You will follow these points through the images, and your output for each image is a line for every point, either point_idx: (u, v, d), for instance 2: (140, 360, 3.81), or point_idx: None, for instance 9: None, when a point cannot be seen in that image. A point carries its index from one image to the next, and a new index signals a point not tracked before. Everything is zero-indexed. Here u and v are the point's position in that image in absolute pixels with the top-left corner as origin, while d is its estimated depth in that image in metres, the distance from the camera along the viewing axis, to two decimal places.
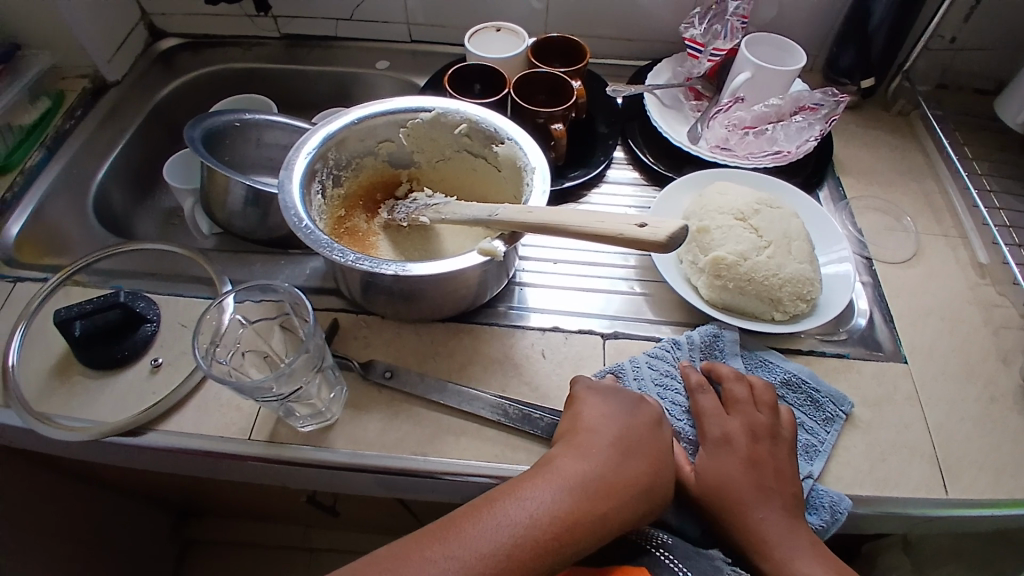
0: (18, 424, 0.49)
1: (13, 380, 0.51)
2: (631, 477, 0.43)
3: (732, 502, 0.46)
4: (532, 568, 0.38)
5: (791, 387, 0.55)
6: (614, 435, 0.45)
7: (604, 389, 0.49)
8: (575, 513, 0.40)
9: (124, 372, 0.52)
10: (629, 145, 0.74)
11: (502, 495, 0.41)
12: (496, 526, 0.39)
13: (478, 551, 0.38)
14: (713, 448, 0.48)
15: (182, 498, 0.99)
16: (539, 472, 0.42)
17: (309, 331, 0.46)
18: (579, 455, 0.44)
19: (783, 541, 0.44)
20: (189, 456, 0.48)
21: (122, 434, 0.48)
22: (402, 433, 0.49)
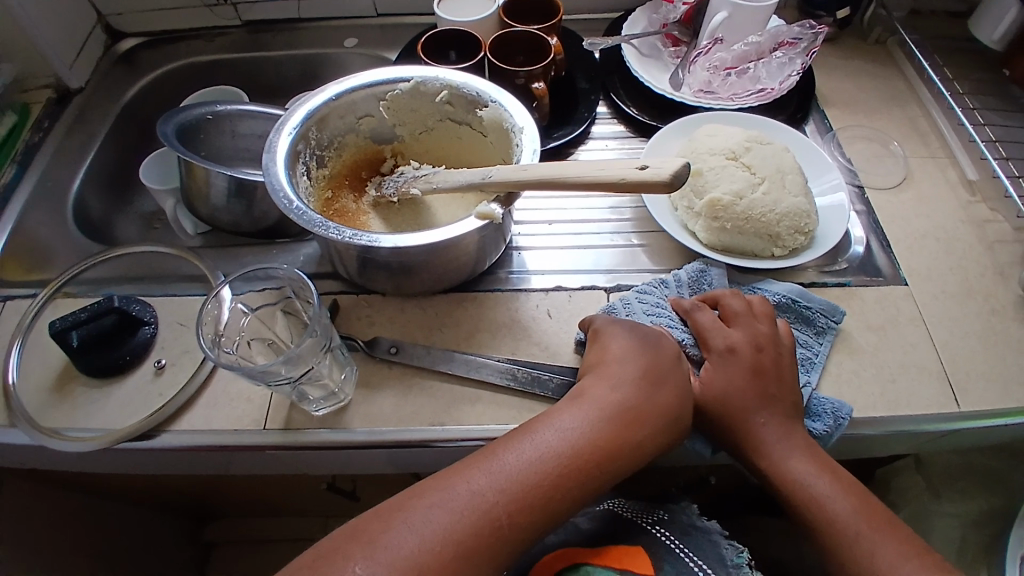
0: (26, 441, 0.48)
1: (15, 397, 0.50)
2: (656, 403, 0.45)
3: (733, 411, 0.48)
4: (569, 491, 0.41)
5: (785, 311, 0.55)
6: (639, 364, 0.47)
7: (614, 324, 0.50)
8: (607, 437, 0.43)
9: (128, 376, 0.51)
10: (611, 98, 0.73)
11: (535, 425, 0.44)
12: (531, 455, 0.42)
13: (515, 476, 0.41)
14: (716, 361, 0.49)
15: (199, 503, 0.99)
16: (569, 404, 0.45)
17: (314, 312, 0.45)
18: (610, 384, 0.46)
19: (779, 445, 0.46)
20: (206, 453, 0.48)
21: (135, 439, 0.47)
22: (417, 406, 0.49)
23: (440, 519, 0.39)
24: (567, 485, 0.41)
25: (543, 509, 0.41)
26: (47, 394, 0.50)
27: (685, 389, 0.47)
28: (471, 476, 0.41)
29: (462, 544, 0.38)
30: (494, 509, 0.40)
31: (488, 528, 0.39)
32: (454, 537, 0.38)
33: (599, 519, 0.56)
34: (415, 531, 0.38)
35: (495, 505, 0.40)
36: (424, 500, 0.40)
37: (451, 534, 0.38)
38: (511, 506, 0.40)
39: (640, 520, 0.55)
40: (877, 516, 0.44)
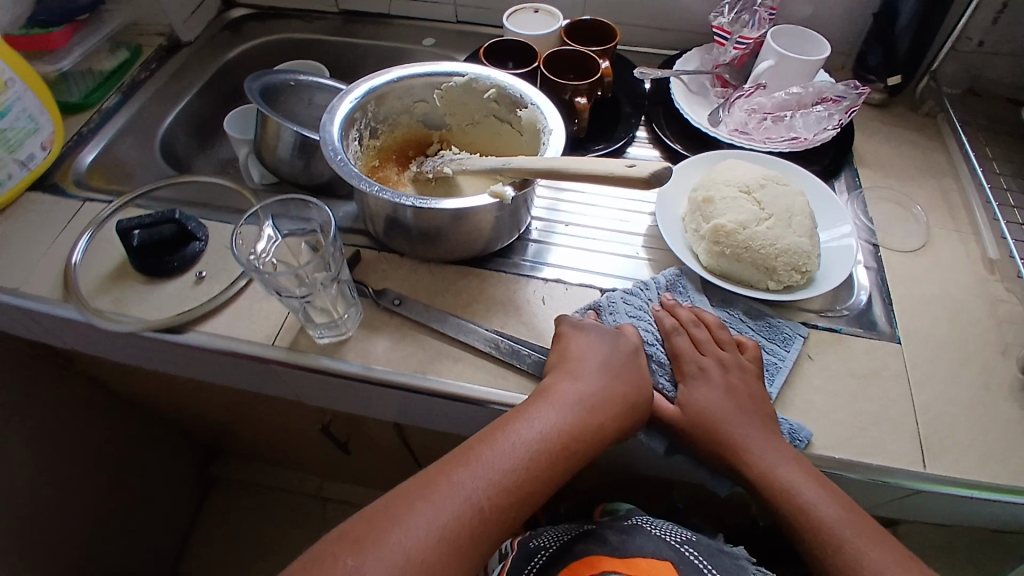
0: (75, 316, 0.56)
1: (77, 280, 0.58)
2: (620, 395, 0.49)
3: (708, 418, 0.49)
4: (547, 475, 0.45)
5: (767, 335, 0.58)
6: (602, 360, 0.51)
7: (586, 325, 0.53)
8: (577, 427, 0.47)
9: (171, 279, 0.59)
10: (652, 127, 0.77)
11: (510, 420, 0.47)
12: (509, 445, 0.45)
13: (498, 470, 0.44)
14: (684, 371, 0.52)
15: (211, 433, 1.07)
16: (539, 398, 0.48)
17: (331, 243, 0.52)
18: (576, 381, 0.49)
19: (762, 450, 0.47)
20: (218, 355, 0.54)
21: (162, 330, 0.55)
22: (407, 353, 0.54)
23: (433, 514, 0.42)
24: (543, 471, 0.45)
25: (523, 495, 0.44)
26: (103, 282, 0.58)
27: (643, 386, 0.51)
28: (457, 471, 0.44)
29: (458, 534, 0.41)
30: (484, 504, 0.43)
31: (478, 522, 0.42)
32: (449, 533, 0.41)
33: (626, 530, 0.58)
34: (411, 528, 0.41)
35: (480, 496, 0.43)
36: (414, 493, 0.43)
37: (446, 524, 0.41)
38: (494, 494, 0.43)
39: (669, 539, 0.58)
40: (862, 522, 0.46)
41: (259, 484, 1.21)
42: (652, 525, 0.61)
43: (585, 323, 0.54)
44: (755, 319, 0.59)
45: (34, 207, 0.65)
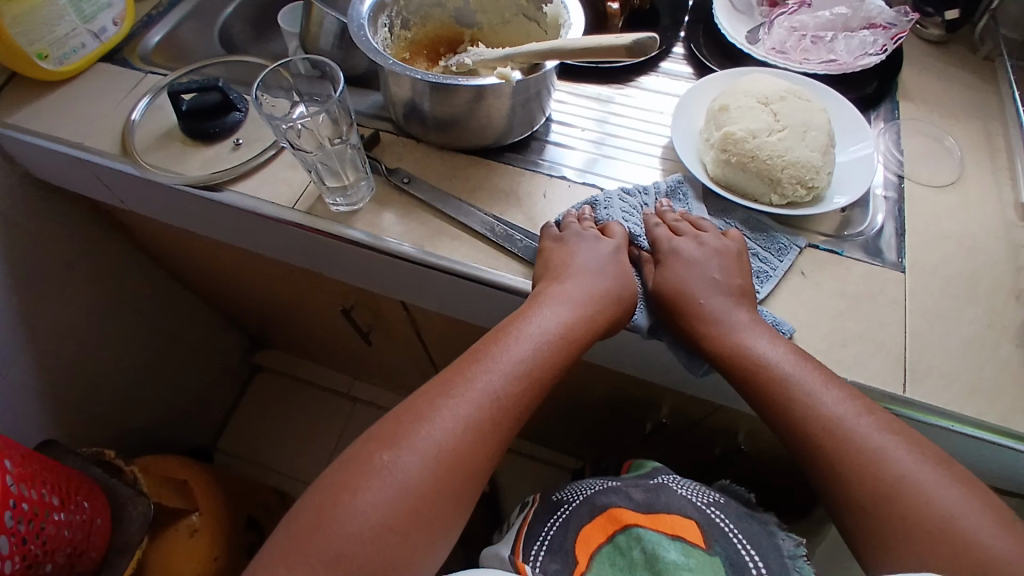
0: (130, 168, 0.63)
1: (133, 137, 0.65)
2: (608, 291, 0.52)
3: (676, 296, 0.53)
4: (557, 365, 0.48)
5: (764, 245, 0.59)
6: (592, 264, 0.52)
7: (571, 224, 0.56)
8: (583, 322, 0.49)
9: (213, 143, 0.65)
10: (689, 46, 0.76)
11: (512, 324, 0.49)
12: (513, 338, 0.48)
13: (509, 365, 0.46)
14: (662, 258, 0.55)
15: (250, 318, 1.17)
16: (535, 302, 0.50)
17: (336, 97, 0.56)
18: (569, 284, 0.51)
19: (722, 318, 0.51)
20: (245, 212, 0.60)
21: (201, 187, 0.61)
22: (410, 227, 0.58)
23: (454, 410, 0.44)
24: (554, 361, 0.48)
25: (535, 382, 0.47)
26: (154, 142, 0.65)
27: (626, 276, 0.54)
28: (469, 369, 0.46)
29: (482, 423, 0.44)
30: (504, 394, 0.45)
31: (498, 410, 0.45)
32: (473, 423, 0.44)
33: (652, 490, 0.55)
34: (437, 424, 0.43)
35: (496, 390, 0.45)
36: (430, 395, 0.45)
37: (470, 413, 0.44)
38: (508, 384, 0.46)
39: (696, 500, 0.54)
40: (818, 375, 0.48)
41: (296, 374, 1.32)
42: (677, 481, 0.57)
43: (569, 223, 0.56)
44: (754, 230, 0.60)
45: (103, 75, 0.73)
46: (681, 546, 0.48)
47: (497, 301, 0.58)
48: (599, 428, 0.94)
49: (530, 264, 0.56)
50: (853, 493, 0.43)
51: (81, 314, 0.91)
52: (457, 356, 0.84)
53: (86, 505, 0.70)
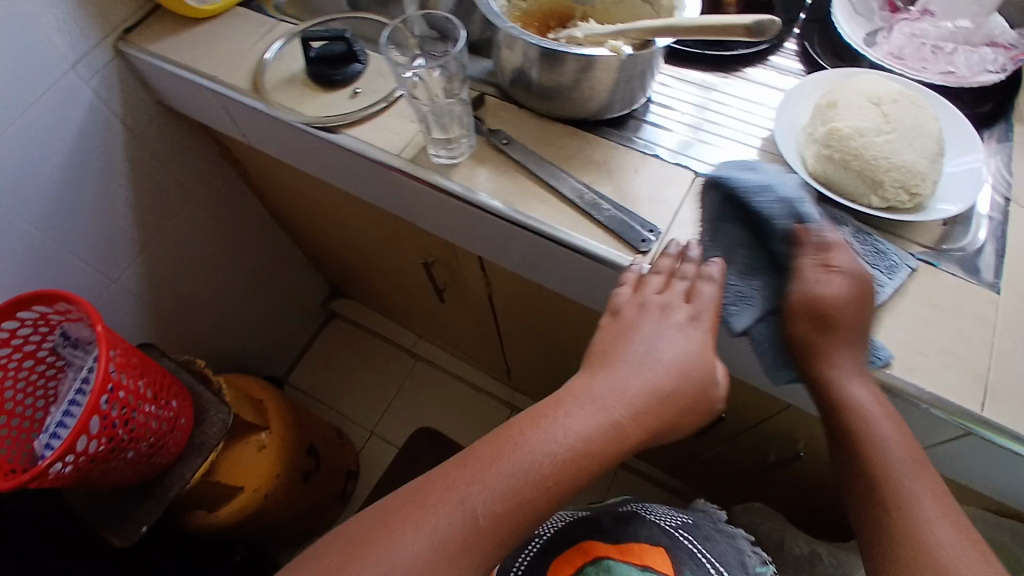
0: (259, 104, 0.69)
1: (263, 77, 0.71)
2: (648, 396, 0.46)
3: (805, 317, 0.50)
4: (561, 486, 0.43)
5: (874, 260, 0.57)
6: (630, 367, 0.47)
7: (651, 276, 0.52)
8: (600, 439, 0.44)
9: (333, 90, 0.70)
10: (803, 43, 0.75)
11: (525, 426, 0.44)
12: (531, 442, 0.43)
13: (504, 481, 0.42)
14: (803, 276, 0.50)
15: (332, 265, 1.23)
16: (565, 405, 0.45)
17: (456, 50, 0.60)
18: (597, 392, 0.46)
19: (829, 354, 0.49)
20: (354, 155, 0.65)
21: (319, 128, 0.67)
22: (502, 185, 0.61)
23: (430, 531, 0.40)
24: (565, 475, 0.43)
25: (540, 496, 0.42)
26: (281, 82, 0.71)
27: (684, 368, 0.47)
28: (480, 463, 0.43)
29: (458, 547, 0.40)
30: (493, 516, 0.41)
31: (475, 536, 0.40)
32: (448, 547, 0.40)
33: (619, 521, 0.58)
34: (407, 546, 0.39)
35: (484, 508, 0.41)
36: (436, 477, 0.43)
37: (460, 517, 0.41)
38: (499, 503, 0.41)
39: (664, 524, 0.59)
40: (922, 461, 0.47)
41: (366, 327, 1.39)
42: (646, 508, 0.63)
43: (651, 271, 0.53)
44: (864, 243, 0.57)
45: (240, 17, 0.79)
46: None
47: (581, 267, 0.60)
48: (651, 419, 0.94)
49: (614, 235, 0.57)
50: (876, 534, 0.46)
51: (187, 241, 1.00)
52: (527, 323, 0.87)
53: (173, 405, 0.77)
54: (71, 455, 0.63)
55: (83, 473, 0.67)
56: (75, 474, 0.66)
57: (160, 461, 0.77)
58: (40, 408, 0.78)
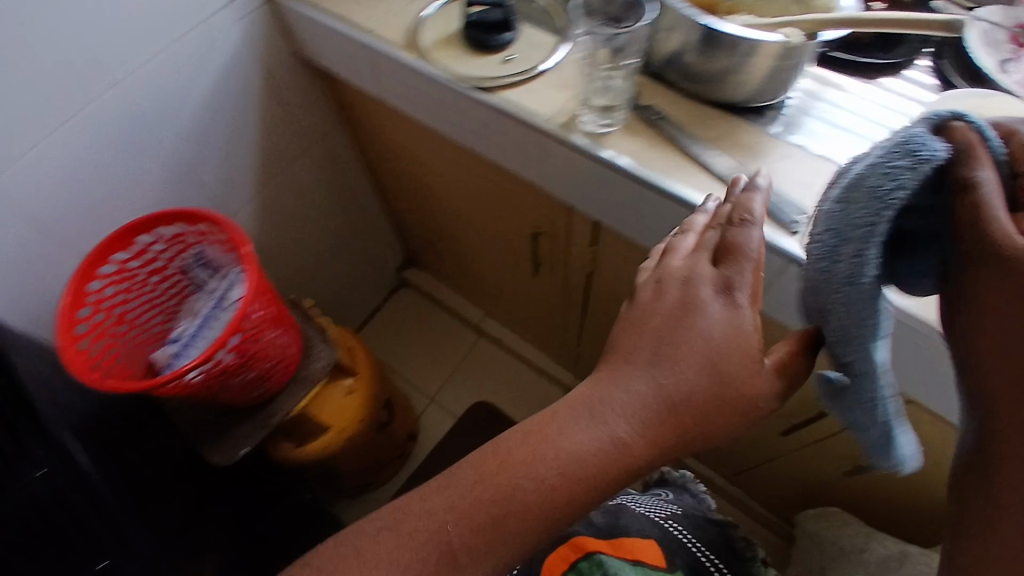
0: (415, 60, 0.74)
1: (419, 35, 0.75)
2: (656, 411, 0.41)
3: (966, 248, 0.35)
4: (546, 516, 0.42)
5: None
6: (638, 378, 0.42)
7: (682, 241, 0.47)
8: (593, 464, 0.41)
9: (484, 54, 0.73)
10: (938, 58, 0.77)
11: (513, 447, 0.43)
12: (528, 461, 0.42)
13: (478, 510, 0.42)
14: (990, 206, 0.34)
15: (417, 232, 1.27)
16: (564, 424, 0.42)
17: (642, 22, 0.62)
18: (603, 407, 0.42)
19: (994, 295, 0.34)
20: (505, 116, 0.69)
21: (471, 87, 0.70)
22: (651, 158, 0.64)
23: (406, 555, 0.41)
24: (565, 496, 0.42)
25: (528, 517, 0.42)
26: (435, 42, 0.74)
27: (713, 373, 0.41)
28: (477, 473, 0.43)
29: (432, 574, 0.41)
30: (469, 547, 0.41)
31: (451, 563, 0.41)
32: (420, 573, 0.41)
33: (614, 517, 0.73)
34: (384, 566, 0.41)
35: (457, 534, 0.42)
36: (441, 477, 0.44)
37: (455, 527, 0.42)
38: (474, 533, 0.41)
39: (655, 518, 0.75)
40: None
41: (436, 298, 1.43)
42: (640, 503, 0.79)
43: (683, 229, 0.49)
44: None
45: None
46: (636, 566, 0.64)
47: None
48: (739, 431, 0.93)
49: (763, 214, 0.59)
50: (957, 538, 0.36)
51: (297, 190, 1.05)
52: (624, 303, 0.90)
53: (290, 337, 0.81)
54: (208, 363, 0.67)
55: (210, 385, 0.71)
56: (203, 385, 0.70)
57: (267, 389, 0.81)
58: (168, 321, 0.83)
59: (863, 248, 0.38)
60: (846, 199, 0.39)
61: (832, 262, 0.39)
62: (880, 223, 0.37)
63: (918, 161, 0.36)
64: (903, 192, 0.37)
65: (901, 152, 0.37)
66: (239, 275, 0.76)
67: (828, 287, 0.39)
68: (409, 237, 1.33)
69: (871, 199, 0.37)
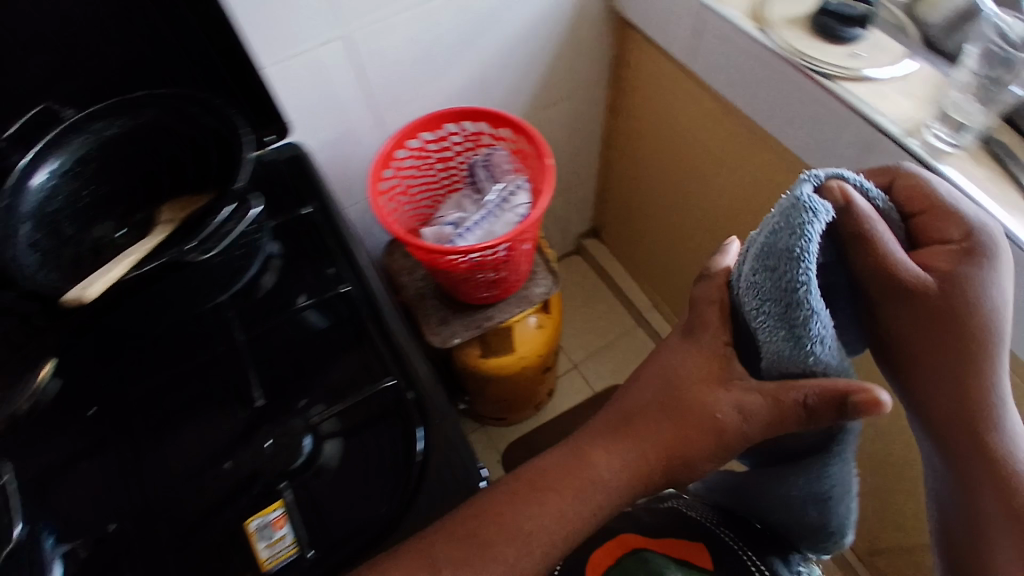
0: (754, 29, 0.75)
1: (765, 9, 0.77)
2: (637, 440, 0.54)
3: (884, 289, 0.45)
4: (529, 525, 0.53)
5: None
6: (618, 416, 0.57)
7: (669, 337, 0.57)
8: (579, 480, 0.54)
9: (829, 40, 0.73)
10: None
11: (521, 470, 0.57)
12: (567, 477, 0.54)
13: (472, 510, 0.53)
14: (892, 253, 0.44)
15: (624, 209, 1.30)
16: (595, 449, 0.55)
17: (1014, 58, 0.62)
18: (597, 441, 0.56)
19: (920, 322, 0.46)
20: (835, 105, 0.69)
21: (809, 67, 0.71)
22: (994, 189, 0.62)
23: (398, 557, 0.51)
24: (558, 530, 0.53)
25: (516, 526, 0.52)
26: (779, 18, 0.75)
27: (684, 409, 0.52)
28: (498, 504, 0.54)
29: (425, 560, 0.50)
30: (447, 551, 0.51)
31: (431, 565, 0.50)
32: (421, 558, 0.50)
33: (661, 515, 0.65)
34: None
35: (434, 541, 0.51)
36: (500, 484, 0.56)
37: (448, 549, 0.51)
38: (461, 539, 0.52)
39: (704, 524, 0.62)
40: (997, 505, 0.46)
41: (606, 273, 1.45)
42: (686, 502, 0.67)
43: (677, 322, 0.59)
44: None
45: None
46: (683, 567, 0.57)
47: None
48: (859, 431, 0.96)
49: None
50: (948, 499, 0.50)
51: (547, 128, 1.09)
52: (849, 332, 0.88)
53: (530, 256, 0.86)
54: (474, 255, 0.75)
55: (469, 268, 0.79)
56: (467, 267, 0.78)
57: (496, 291, 0.88)
58: (432, 203, 0.91)
59: (802, 309, 0.43)
60: (766, 266, 0.44)
61: (782, 326, 0.44)
62: (806, 281, 0.42)
63: (814, 221, 0.42)
64: (799, 248, 0.42)
65: (791, 219, 0.43)
66: (523, 184, 0.81)
67: (782, 346, 0.45)
68: (608, 207, 1.35)
69: (786, 261, 0.43)
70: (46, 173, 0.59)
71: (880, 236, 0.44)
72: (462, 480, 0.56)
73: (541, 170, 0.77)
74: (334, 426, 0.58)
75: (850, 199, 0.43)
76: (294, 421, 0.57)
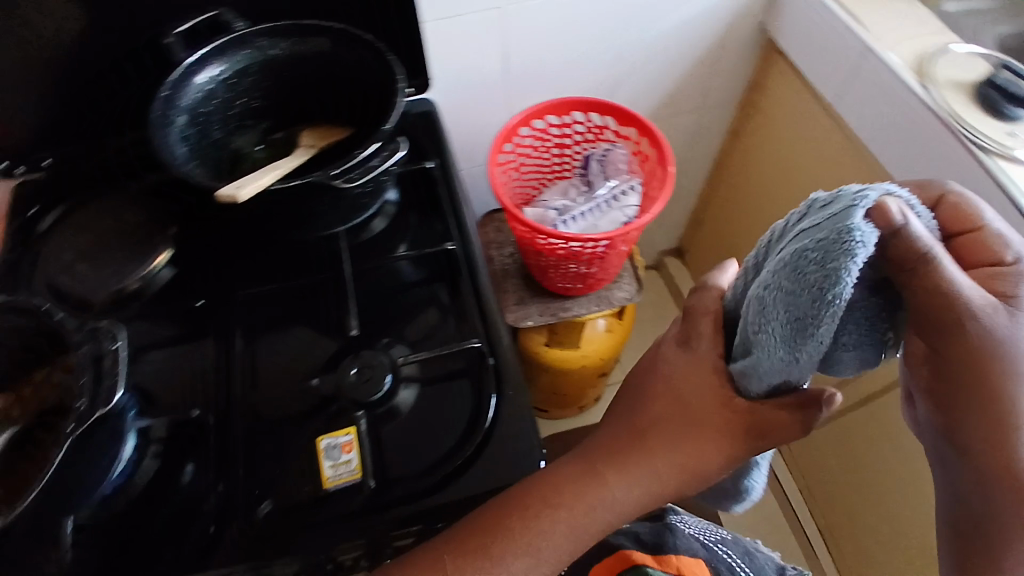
0: (914, 83, 0.72)
1: (930, 66, 0.74)
2: (645, 459, 0.52)
3: (948, 302, 0.39)
4: (534, 535, 0.50)
5: None
6: (618, 432, 0.55)
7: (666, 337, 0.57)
8: (589, 497, 0.52)
9: (992, 112, 0.69)
10: None
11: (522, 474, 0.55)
12: (580, 494, 0.52)
13: (478, 514, 0.51)
14: (948, 270, 0.39)
15: (719, 236, 1.26)
16: (609, 469, 0.52)
17: None
18: (601, 454, 0.54)
19: (994, 346, 0.40)
20: (983, 180, 0.65)
21: (965, 133, 0.67)
22: None
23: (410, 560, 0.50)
24: (562, 543, 0.51)
25: (521, 539, 0.50)
26: (943, 77, 0.72)
27: (699, 432, 0.50)
28: (512, 517, 0.50)
29: (437, 563, 0.49)
30: (456, 556, 0.49)
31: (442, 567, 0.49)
32: (431, 561, 0.49)
33: (659, 532, 0.70)
34: None
35: (444, 548, 0.50)
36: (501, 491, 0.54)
37: (455, 552, 0.50)
38: (468, 544, 0.50)
39: (704, 540, 0.71)
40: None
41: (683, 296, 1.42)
42: (687, 520, 0.74)
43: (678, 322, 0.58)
44: None
45: (916, 7, 0.80)
46: None
47: None
48: (893, 491, 0.95)
49: None
50: (963, 537, 0.43)
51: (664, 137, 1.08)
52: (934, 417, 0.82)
53: (621, 263, 0.86)
54: (572, 243, 0.75)
55: (564, 257, 0.80)
56: (563, 254, 0.79)
57: (579, 286, 0.89)
58: (539, 188, 0.93)
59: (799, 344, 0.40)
60: (788, 295, 0.40)
61: (784, 353, 0.42)
62: (828, 324, 0.39)
63: (855, 260, 0.37)
64: (832, 293, 0.38)
65: (831, 250, 0.37)
66: (635, 189, 0.82)
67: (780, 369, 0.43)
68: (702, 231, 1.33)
69: (814, 301, 0.38)
70: (209, 75, 0.63)
71: (939, 255, 0.39)
72: (527, 455, 0.56)
73: (660, 178, 0.78)
74: (413, 371, 0.60)
75: (905, 220, 0.37)
76: (379, 356, 0.60)
